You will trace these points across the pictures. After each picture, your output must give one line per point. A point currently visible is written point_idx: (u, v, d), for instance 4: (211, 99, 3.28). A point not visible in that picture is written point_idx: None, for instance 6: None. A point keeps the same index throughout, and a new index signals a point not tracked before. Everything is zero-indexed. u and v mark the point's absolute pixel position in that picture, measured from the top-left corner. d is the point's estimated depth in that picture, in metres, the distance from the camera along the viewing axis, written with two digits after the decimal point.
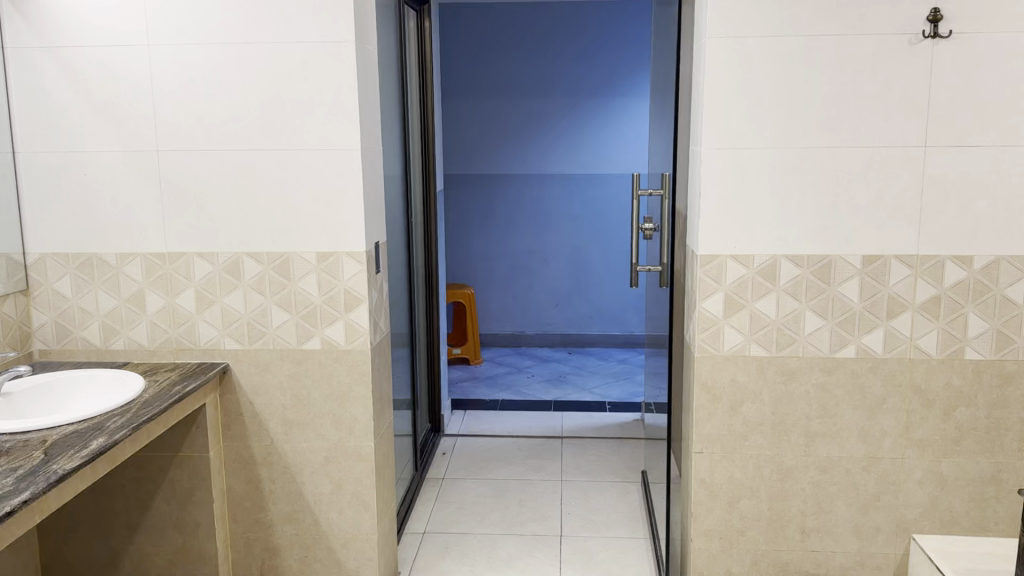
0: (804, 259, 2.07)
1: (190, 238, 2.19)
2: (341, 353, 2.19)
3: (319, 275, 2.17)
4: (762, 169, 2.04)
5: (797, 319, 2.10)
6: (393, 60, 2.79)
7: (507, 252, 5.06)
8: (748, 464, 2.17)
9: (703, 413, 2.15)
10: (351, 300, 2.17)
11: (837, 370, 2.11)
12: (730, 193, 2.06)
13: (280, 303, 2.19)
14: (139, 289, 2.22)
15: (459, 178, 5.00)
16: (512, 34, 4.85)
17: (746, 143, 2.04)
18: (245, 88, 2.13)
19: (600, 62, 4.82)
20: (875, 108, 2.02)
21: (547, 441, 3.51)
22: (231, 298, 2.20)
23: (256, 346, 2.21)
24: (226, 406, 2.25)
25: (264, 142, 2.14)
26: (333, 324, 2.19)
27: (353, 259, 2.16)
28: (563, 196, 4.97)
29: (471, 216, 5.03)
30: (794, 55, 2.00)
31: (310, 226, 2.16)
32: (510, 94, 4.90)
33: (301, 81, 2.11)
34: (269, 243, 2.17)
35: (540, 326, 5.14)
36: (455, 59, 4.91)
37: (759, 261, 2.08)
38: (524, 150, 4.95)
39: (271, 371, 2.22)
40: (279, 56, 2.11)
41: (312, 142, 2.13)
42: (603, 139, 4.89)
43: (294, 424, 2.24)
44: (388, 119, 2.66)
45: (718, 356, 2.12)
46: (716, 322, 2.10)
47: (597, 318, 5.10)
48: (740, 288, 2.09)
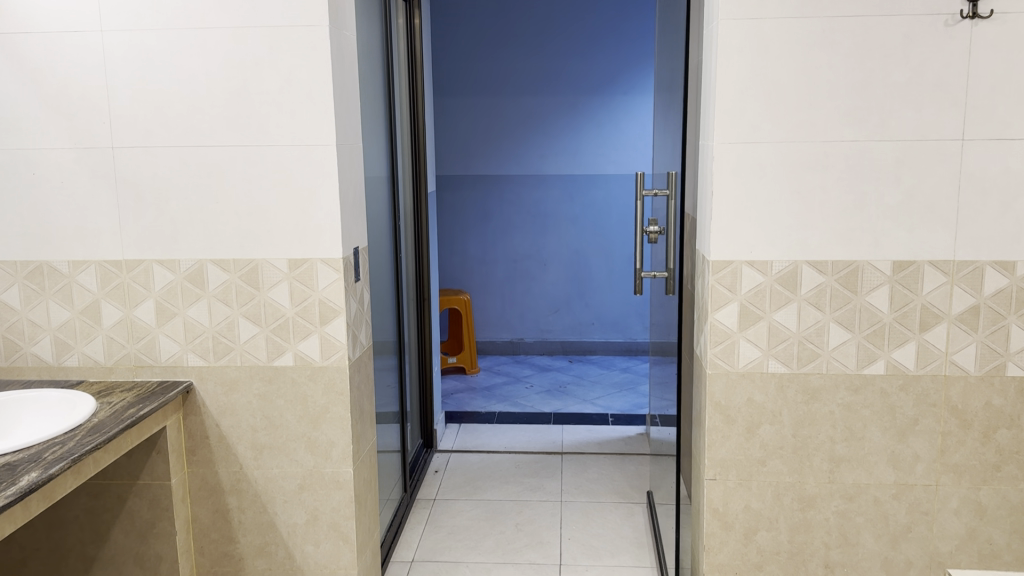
0: (829, 265, 1.86)
1: (149, 244, 1.99)
2: (316, 370, 1.99)
3: (291, 283, 1.96)
4: (781, 166, 1.84)
5: (821, 331, 1.89)
6: (376, 50, 2.57)
7: (504, 255, 4.85)
8: (766, 492, 1.97)
9: (716, 436, 1.94)
10: (327, 312, 1.96)
11: (865, 389, 1.91)
12: (745, 192, 1.85)
13: (248, 314, 1.99)
14: (94, 300, 2.02)
15: (454, 179, 4.80)
16: (510, 29, 4.65)
17: (763, 137, 1.83)
18: (208, 79, 1.92)
19: (601, 58, 4.62)
20: (907, 97, 1.81)
21: (546, 457, 3.30)
22: (194, 310, 2.00)
23: (222, 363, 2.01)
24: (190, 429, 2.04)
25: (230, 138, 1.94)
26: (306, 338, 1.98)
27: (329, 267, 1.95)
28: (563, 198, 4.76)
29: (467, 219, 4.82)
30: (817, 38, 1.80)
31: (280, 230, 1.95)
32: (508, 91, 4.69)
33: (269, 69, 1.91)
34: (235, 249, 1.97)
35: (539, 333, 4.93)
36: (449, 55, 4.70)
37: (778, 267, 1.87)
38: (522, 149, 4.74)
39: (238, 391, 2.02)
40: (244, 42, 1.90)
41: (282, 137, 1.93)
42: (605, 138, 4.69)
43: (264, 449, 2.04)
44: (371, 116, 2.44)
45: (732, 373, 1.91)
46: (730, 336, 1.90)
47: (599, 325, 4.89)
48: (757, 297, 1.88)
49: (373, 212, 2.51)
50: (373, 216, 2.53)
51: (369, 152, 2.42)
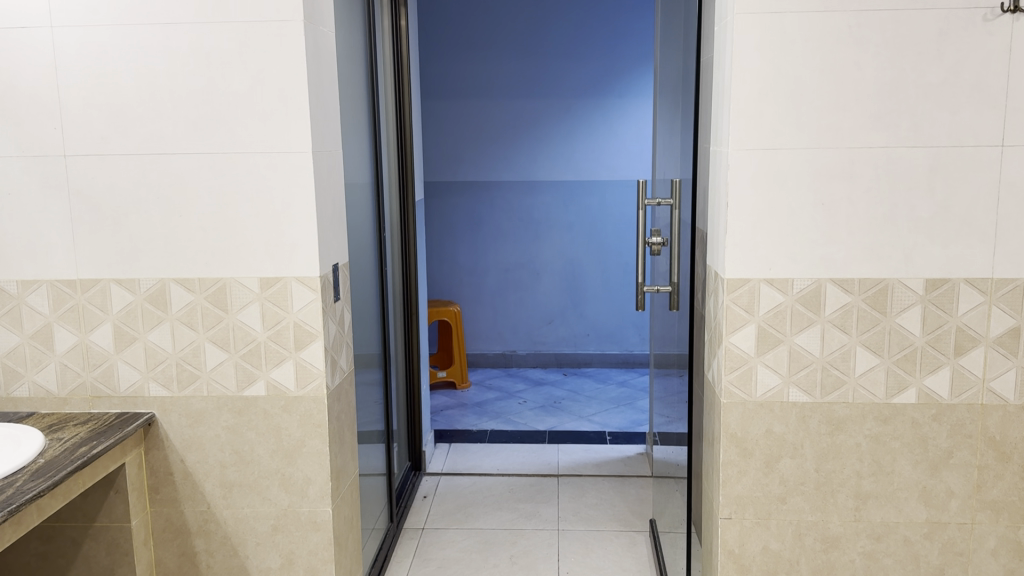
0: (855, 284, 1.70)
1: (106, 262, 1.80)
2: (291, 401, 1.80)
3: (262, 304, 1.78)
4: (803, 175, 1.67)
5: (847, 356, 1.72)
6: (359, 50, 2.39)
7: (496, 264, 4.67)
8: (785, 532, 1.80)
9: (732, 472, 1.77)
10: (302, 336, 1.78)
11: (895, 419, 1.74)
12: (763, 203, 1.67)
13: (215, 339, 1.80)
14: (46, 324, 1.83)
15: (444, 185, 4.61)
16: (502, 30, 4.48)
17: (784, 143, 1.66)
18: (170, 79, 1.74)
19: (597, 60, 4.46)
20: (941, 98, 1.64)
21: (541, 480, 3.12)
22: (156, 334, 1.81)
23: (187, 392, 1.82)
24: (152, 465, 1.86)
25: (194, 145, 1.75)
26: (280, 365, 1.79)
27: (305, 286, 1.76)
28: (556, 204, 4.59)
29: (457, 226, 4.64)
30: (844, 34, 1.63)
31: (251, 246, 1.77)
32: (499, 94, 4.52)
33: (237, 69, 1.72)
34: (200, 267, 1.78)
35: (532, 345, 4.75)
36: (438, 57, 4.53)
37: (799, 285, 1.70)
38: (514, 155, 4.57)
39: (205, 423, 1.83)
40: (210, 39, 1.72)
41: (252, 143, 1.74)
42: (600, 143, 4.52)
43: (234, 486, 1.85)
44: (352, 122, 2.25)
45: (750, 403, 1.74)
46: (747, 362, 1.72)
47: (594, 336, 4.72)
48: (777, 318, 1.71)
49: (354, 225, 2.33)
50: (355, 229, 2.34)
51: (350, 158, 2.24)
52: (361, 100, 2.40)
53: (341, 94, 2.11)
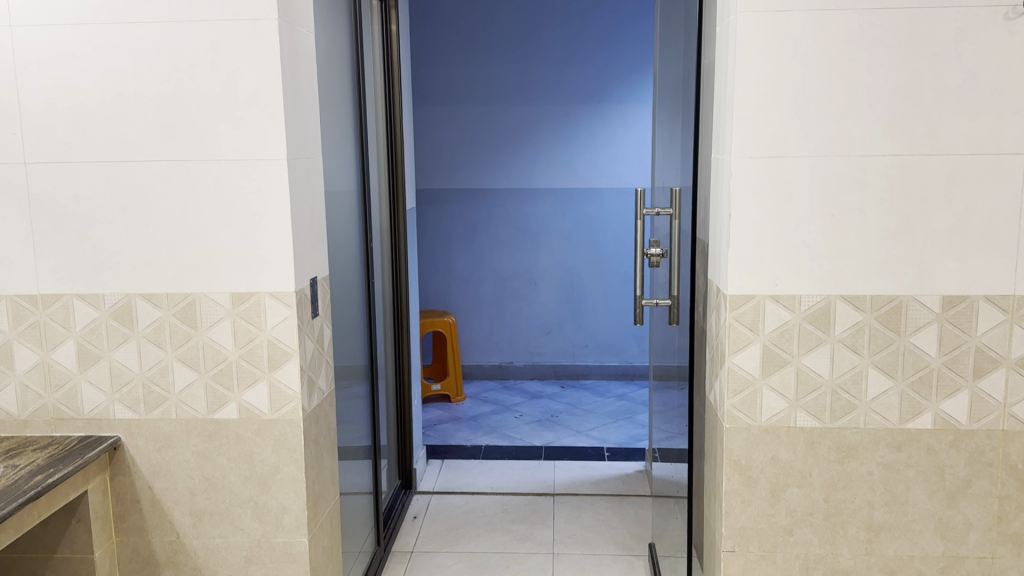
0: (867, 301, 1.58)
1: (69, 276, 1.69)
2: (264, 424, 1.69)
3: (234, 321, 1.67)
4: (811, 184, 1.55)
5: (858, 378, 1.61)
6: (344, 53, 2.29)
7: (492, 274, 4.56)
8: (791, 566, 1.68)
9: (735, 501, 1.66)
10: (277, 355, 1.67)
11: (909, 445, 1.62)
12: (768, 215, 1.56)
13: (184, 358, 1.69)
14: (5, 342, 1.71)
15: (440, 193, 4.51)
16: (499, 35, 4.38)
17: (790, 151, 1.55)
18: (136, 82, 1.63)
19: (597, 66, 4.36)
20: (960, 103, 1.53)
21: (536, 499, 3.01)
22: (122, 353, 1.70)
23: (155, 415, 1.72)
24: (118, 491, 1.74)
25: (161, 151, 1.64)
26: (253, 387, 1.68)
27: (279, 302, 1.65)
28: (554, 213, 4.48)
29: (453, 234, 4.53)
30: (854, 35, 1.52)
31: (222, 260, 1.66)
32: (497, 100, 4.41)
33: (207, 71, 1.61)
34: (168, 282, 1.67)
35: (529, 356, 4.64)
36: (434, 62, 4.42)
37: (807, 303, 1.59)
38: (512, 162, 4.46)
39: (174, 448, 1.72)
40: (179, 38, 1.61)
41: (223, 150, 1.63)
42: (599, 150, 4.41)
43: (205, 514, 1.74)
44: (335, 127, 2.15)
45: (755, 428, 1.62)
46: (752, 384, 1.61)
47: (592, 348, 4.60)
48: (784, 338, 1.59)
49: (336, 236, 2.22)
50: (337, 238, 2.23)
51: (332, 165, 2.13)
52: (345, 104, 2.29)
53: (322, 98, 2.00)
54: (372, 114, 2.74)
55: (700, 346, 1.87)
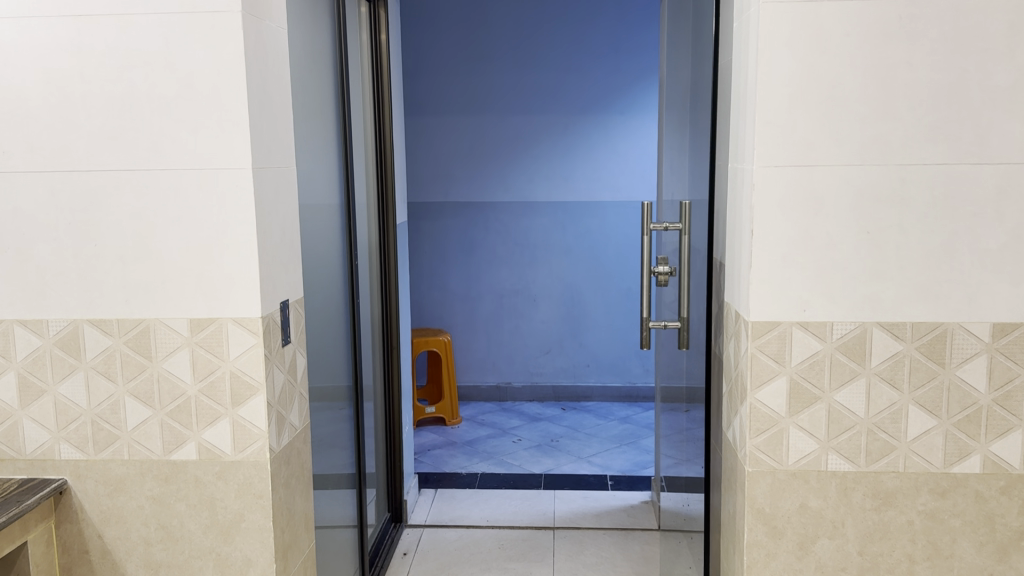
0: (908, 330, 1.40)
1: (9, 299, 1.50)
2: (227, 467, 1.51)
3: (192, 351, 1.49)
4: (843, 197, 1.37)
5: (897, 416, 1.42)
6: (326, 56, 2.12)
7: (490, 291, 4.38)
8: None
9: (758, 555, 1.47)
10: (240, 389, 1.48)
11: (954, 492, 1.44)
12: (794, 231, 1.38)
13: (137, 392, 1.51)
14: None
15: (435, 207, 4.33)
16: (496, 43, 4.22)
17: (819, 158, 1.37)
18: (84, 82, 1.45)
19: (598, 75, 4.19)
20: (1012, 105, 1.34)
21: (535, 533, 2.81)
22: (68, 387, 1.52)
23: (105, 456, 1.53)
24: (65, 541, 1.55)
25: (111, 160, 1.46)
26: (214, 424, 1.50)
27: (243, 329, 1.47)
28: (553, 227, 4.31)
29: (448, 249, 4.35)
30: (891, 28, 1.34)
31: (179, 282, 1.48)
32: (493, 111, 4.25)
33: (162, 70, 1.44)
34: (120, 306, 1.49)
35: (528, 377, 4.44)
36: (429, 70, 4.26)
37: (840, 331, 1.40)
38: (509, 175, 4.28)
39: (126, 492, 1.54)
40: (130, 33, 1.43)
41: (180, 158, 1.45)
42: (600, 162, 4.24)
43: (162, 567, 1.55)
44: (313, 136, 1.97)
45: (781, 473, 1.44)
46: (777, 423, 1.42)
47: (594, 368, 4.41)
48: (814, 370, 1.41)
49: (313, 252, 2.04)
50: (315, 256, 2.05)
51: (308, 175, 1.95)
52: (328, 110, 2.12)
53: (295, 101, 1.82)
54: (359, 124, 2.58)
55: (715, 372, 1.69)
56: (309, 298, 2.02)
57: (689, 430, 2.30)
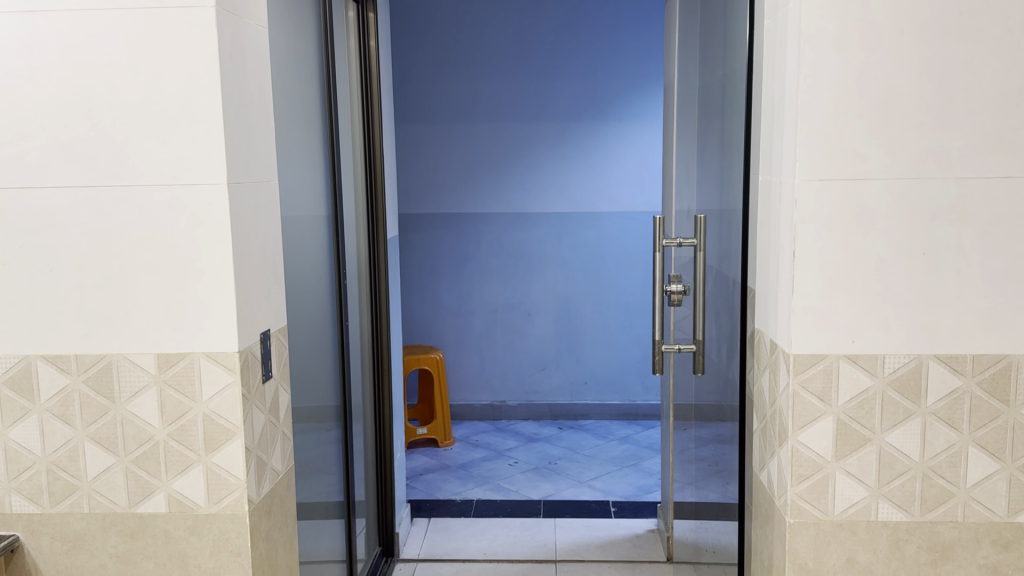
0: (968, 363, 1.24)
1: None
2: (200, 520, 1.34)
3: (160, 391, 1.32)
4: (896, 215, 1.22)
5: (956, 460, 1.26)
6: (312, 60, 1.95)
7: (483, 305, 4.21)
8: None
9: None
10: (215, 434, 1.32)
11: (1019, 544, 1.28)
12: (841, 253, 1.23)
13: (98, 437, 1.33)
14: None
15: (426, 218, 4.16)
16: (489, 47, 4.06)
17: (869, 170, 1.21)
18: (34, 86, 1.27)
19: (594, 81, 4.04)
20: None
21: (535, 566, 2.65)
22: (19, 432, 1.34)
23: (62, 509, 1.35)
24: None
25: (66, 175, 1.28)
26: (185, 473, 1.33)
27: (217, 367, 1.30)
28: (549, 239, 4.16)
29: (439, 263, 4.19)
30: (951, 24, 1.18)
31: (144, 313, 1.30)
32: (486, 118, 4.09)
33: (124, 72, 1.26)
34: (78, 340, 1.31)
35: (523, 395, 4.28)
36: (419, 76, 4.10)
37: (892, 365, 1.25)
38: (503, 184, 4.13)
39: (86, 549, 1.36)
40: (88, 31, 1.26)
41: (145, 172, 1.28)
42: (597, 171, 4.09)
43: None
44: (296, 143, 1.81)
45: (826, 524, 1.29)
46: (822, 469, 1.27)
47: (592, 385, 4.25)
48: (863, 409, 1.26)
49: (298, 272, 1.87)
50: (300, 274, 1.88)
51: (291, 188, 1.78)
52: (313, 115, 1.95)
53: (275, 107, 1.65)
54: (347, 130, 2.41)
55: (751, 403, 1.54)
56: (294, 321, 1.85)
57: (697, 456, 2.13)
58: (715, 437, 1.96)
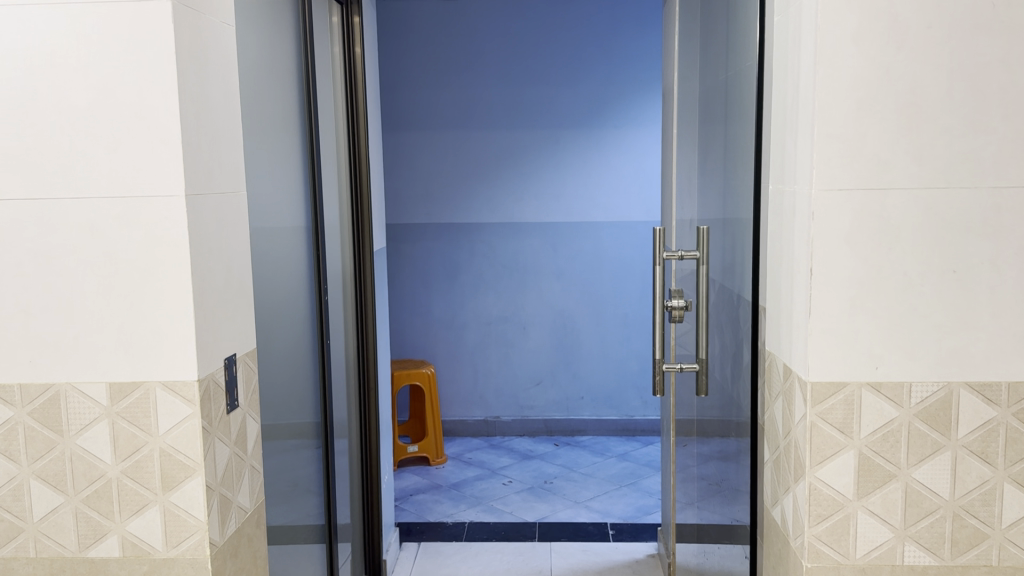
0: (1004, 392, 1.12)
1: None
2: (158, 566, 1.22)
3: (114, 424, 1.19)
4: (924, 228, 1.10)
5: (990, 498, 1.14)
6: (290, 64, 1.84)
7: (476, 318, 4.09)
8: None
9: None
10: (173, 471, 1.19)
11: None
12: (862, 270, 1.11)
13: (46, 475, 1.21)
14: None
15: (418, 229, 4.05)
16: (483, 53, 3.96)
17: (894, 179, 1.10)
18: None
19: (591, 88, 3.93)
20: None
21: None
22: None
23: (6, 553, 1.23)
24: None
25: (10, 185, 1.16)
26: (141, 514, 1.21)
27: (176, 398, 1.18)
28: (545, 249, 4.04)
29: (431, 274, 4.07)
30: (985, 18, 1.07)
31: (95, 338, 1.18)
32: (480, 125, 3.98)
33: (72, 71, 1.14)
34: (23, 367, 1.19)
35: (517, 410, 4.15)
36: (410, 82, 3.98)
37: (920, 394, 1.13)
38: (497, 193, 4.01)
39: None
40: (31, 25, 1.14)
41: (97, 183, 1.16)
42: (593, 180, 3.98)
43: None
44: (270, 152, 1.69)
45: (847, 568, 1.17)
46: (843, 508, 1.15)
47: (588, 400, 4.12)
48: (887, 443, 1.14)
49: (273, 288, 1.75)
50: (275, 289, 1.77)
51: (264, 199, 1.66)
52: (291, 122, 1.84)
53: (245, 114, 1.54)
54: (330, 139, 2.30)
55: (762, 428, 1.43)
56: (267, 340, 1.73)
57: (698, 480, 2.01)
58: (719, 463, 1.84)
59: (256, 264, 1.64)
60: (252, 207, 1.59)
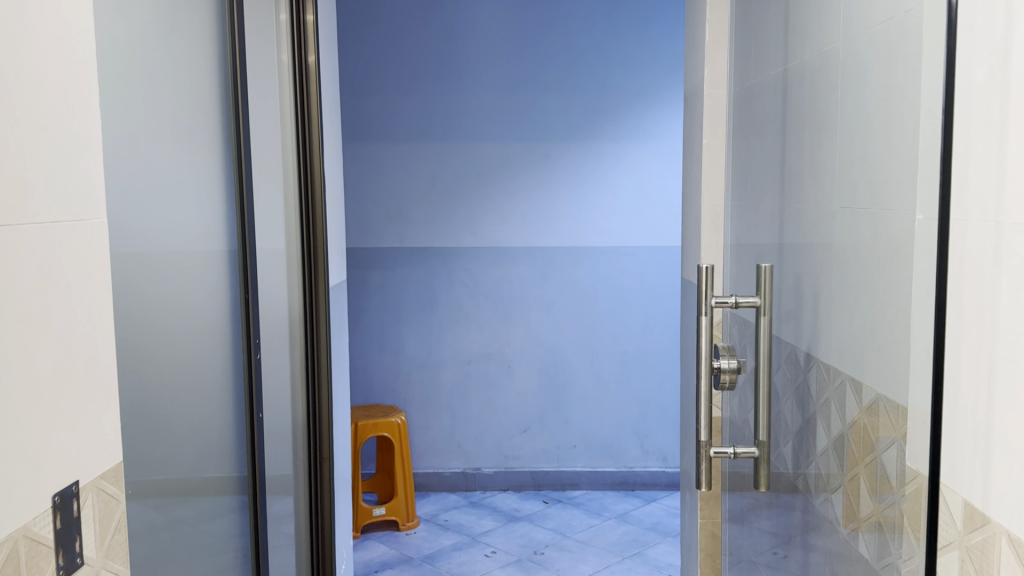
0: None
1: None
2: None
3: None
4: None
5: None
6: (207, 66, 1.36)
7: (455, 356, 3.60)
8: None
9: None
10: None
11: None
12: None
13: None
14: None
15: (388, 254, 3.56)
16: (464, 56, 3.50)
17: None
18: None
19: (586, 96, 3.49)
20: None
21: None
22: None
23: None
24: None
25: None
26: None
27: None
28: (533, 277, 3.57)
29: (404, 306, 3.58)
30: None
31: None
32: (460, 138, 3.51)
33: None
34: None
35: (501, 461, 3.65)
36: (382, 87, 3.51)
37: None
38: (479, 215, 3.54)
39: None
40: None
41: None
42: (588, 200, 3.53)
43: None
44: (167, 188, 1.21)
45: None
46: None
47: (581, 449, 3.64)
48: None
49: (181, 378, 1.27)
50: (185, 379, 1.28)
51: (157, 245, 1.18)
52: (206, 141, 1.36)
53: (111, 138, 1.05)
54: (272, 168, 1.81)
55: (862, 545, 0.96)
56: (174, 453, 1.25)
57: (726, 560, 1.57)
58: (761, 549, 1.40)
59: (149, 351, 1.15)
60: (135, 273, 1.12)
